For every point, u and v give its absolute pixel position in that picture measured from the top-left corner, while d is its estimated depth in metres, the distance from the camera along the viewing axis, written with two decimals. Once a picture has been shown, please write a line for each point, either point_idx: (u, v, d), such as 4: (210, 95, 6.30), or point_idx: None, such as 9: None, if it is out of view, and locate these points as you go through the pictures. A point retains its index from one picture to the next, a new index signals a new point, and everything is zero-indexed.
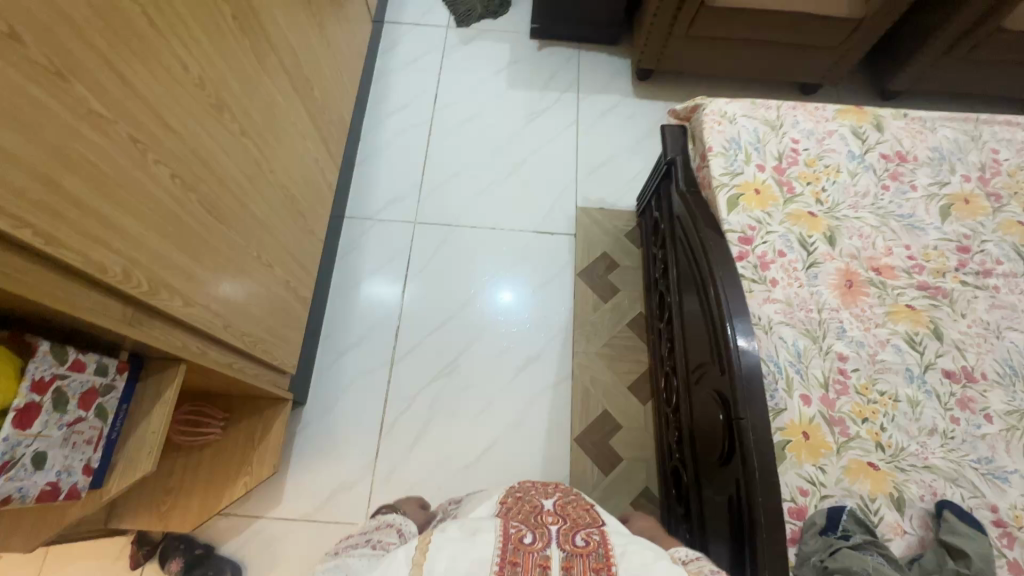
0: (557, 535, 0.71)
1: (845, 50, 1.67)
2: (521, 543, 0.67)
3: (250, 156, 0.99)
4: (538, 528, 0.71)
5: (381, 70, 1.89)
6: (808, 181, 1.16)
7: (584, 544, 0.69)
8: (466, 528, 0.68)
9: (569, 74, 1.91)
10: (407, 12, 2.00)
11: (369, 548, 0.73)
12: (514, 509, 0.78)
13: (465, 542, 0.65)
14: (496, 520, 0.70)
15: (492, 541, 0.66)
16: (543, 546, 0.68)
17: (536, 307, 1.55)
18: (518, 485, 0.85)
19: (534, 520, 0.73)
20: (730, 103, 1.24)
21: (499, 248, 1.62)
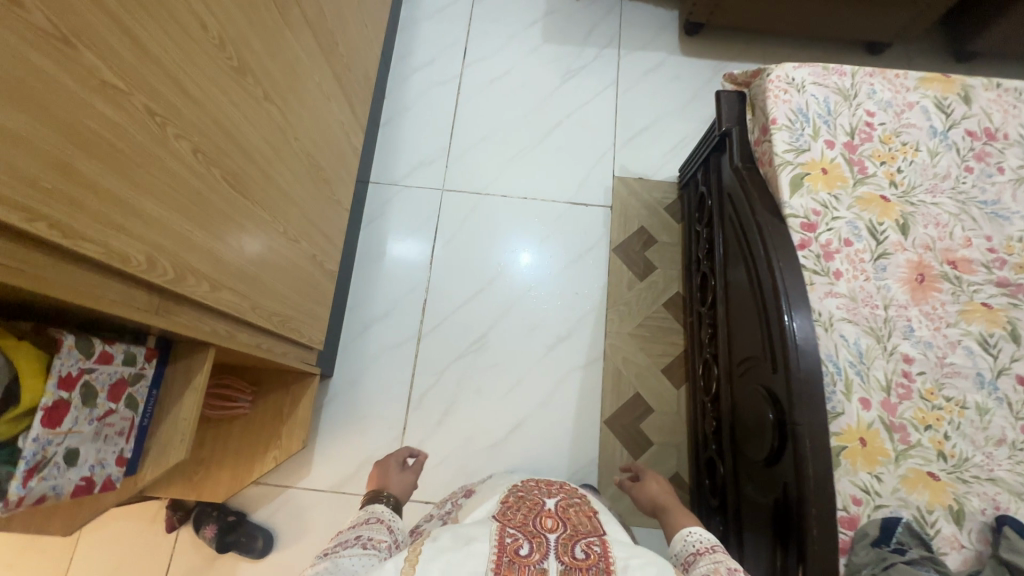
0: (554, 545, 0.67)
1: (924, 5, 1.49)
2: (516, 554, 0.64)
3: (274, 123, 0.91)
4: (535, 538, 0.68)
5: (407, 20, 1.75)
6: (882, 161, 1.04)
7: (584, 556, 0.65)
8: (459, 535, 0.65)
9: (610, 27, 1.76)
10: None
11: (360, 549, 0.68)
12: (515, 509, 0.77)
13: (460, 555, 0.62)
14: (491, 528, 0.68)
15: (484, 550, 0.63)
16: (539, 559, 0.65)
17: (556, 274, 1.49)
18: (522, 484, 0.85)
19: (531, 527, 0.70)
20: (799, 68, 1.11)
21: (525, 211, 1.54)
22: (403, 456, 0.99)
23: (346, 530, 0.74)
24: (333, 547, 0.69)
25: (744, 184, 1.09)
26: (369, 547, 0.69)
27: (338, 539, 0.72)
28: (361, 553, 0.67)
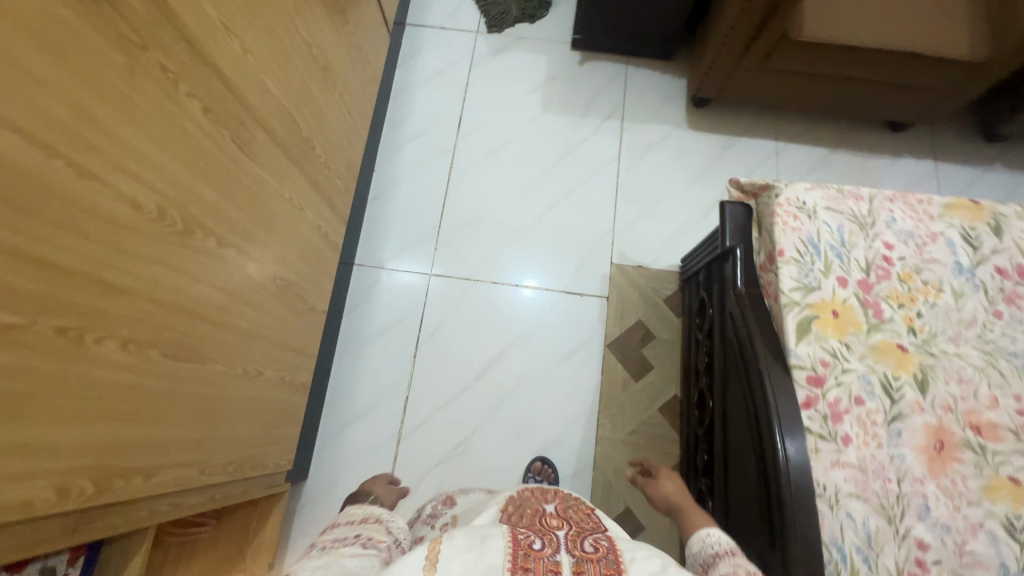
0: (564, 540, 0.66)
1: (953, 92, 1.38)
2: (530, 548, 0.61)
3: (231, 264, 0.84)
4: (545, 535, 0.65)
5: (401, 85, 1.68)
6: (900, 303, 0.95)
7: (593, 550, 0.63)
8: (473, 533, 0.61)
9: (613, 96, 1.67)
10: (432, 12, 1.76)
11: (359, 549, 0.67)
12: (517, 519, 0.72)
13: (475, 553, 0.58)
14: (503, 528, 0.64)
15: (500, 547, 0.60)
16: (551, 551, 0.62)
17: (559, 302, 1.46)
18: (519, 493, 0.79)
19: (539, 526, 0.70)
20: (811, 191, 1.01)
21: (530, 241, 1.52)
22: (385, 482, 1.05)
23: (336, 530, 0.73)
24: (331, 544, 0.69)
25: (746, 316, 1.00)
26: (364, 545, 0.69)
27: (333, 534, 0.71)
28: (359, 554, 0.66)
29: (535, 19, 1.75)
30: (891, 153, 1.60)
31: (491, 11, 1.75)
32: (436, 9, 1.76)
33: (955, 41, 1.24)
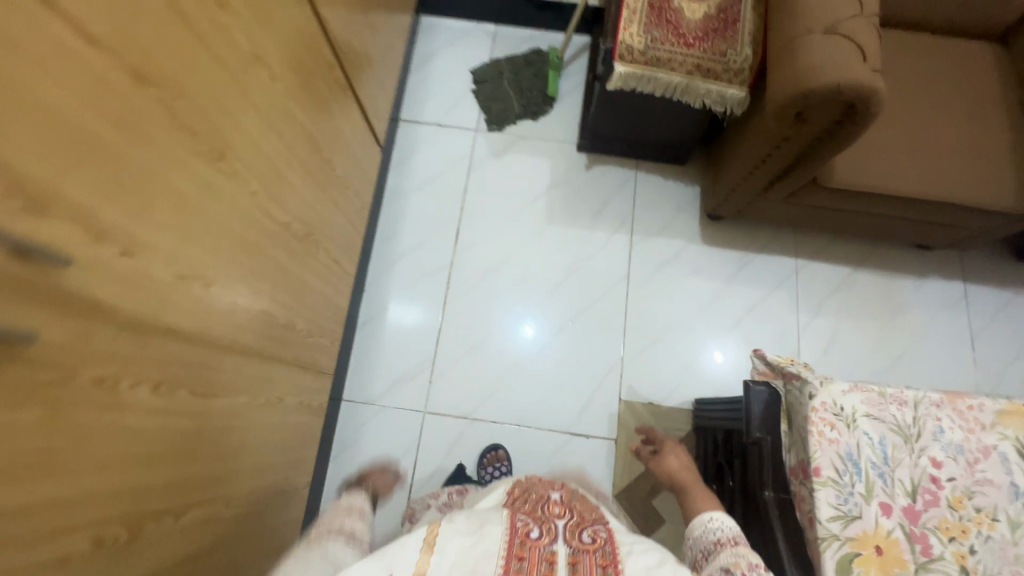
0: (563, 529, 0.73)
1: (991, 231, 1.28)
2: (527, 536, 0.68)
3: (192, 522, 0.73)
4: (545, 523, 0.72)
5: (395, 190, 1.57)
6: (951, 537, 0.85)
7: (589, 541, 0.71)
8: (468, 521, 0.68)
9: (621, 205, 1.56)
10: (429, 106, 1.65)
11: (343, 539, 0.75)
12: (519, 501, 0.79)
13: (470, 538, 0.65)
14: (503, 512, 0.72)
15: (496, 533, 0.67)
16: (549, 541, 0.69)
17: (558, 346, 1.44)
18: (527, 479, 0.86)
19: (539, 509, 0.77)
20: (849, 393, 0.91)
21: (529, 285, 1.49)
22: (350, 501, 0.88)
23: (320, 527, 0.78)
24: (321, 534, 0.75)
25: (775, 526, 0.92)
26: (351, 539, 0.76)
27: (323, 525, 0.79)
28: (344, 543, 0.74)
29: (539, 117, 1.63)
30: (917, 275, 1.50)
31: (492, 108, 1.63)
32: (432, 105, 1.65)
33: (999, 191, 1.14)
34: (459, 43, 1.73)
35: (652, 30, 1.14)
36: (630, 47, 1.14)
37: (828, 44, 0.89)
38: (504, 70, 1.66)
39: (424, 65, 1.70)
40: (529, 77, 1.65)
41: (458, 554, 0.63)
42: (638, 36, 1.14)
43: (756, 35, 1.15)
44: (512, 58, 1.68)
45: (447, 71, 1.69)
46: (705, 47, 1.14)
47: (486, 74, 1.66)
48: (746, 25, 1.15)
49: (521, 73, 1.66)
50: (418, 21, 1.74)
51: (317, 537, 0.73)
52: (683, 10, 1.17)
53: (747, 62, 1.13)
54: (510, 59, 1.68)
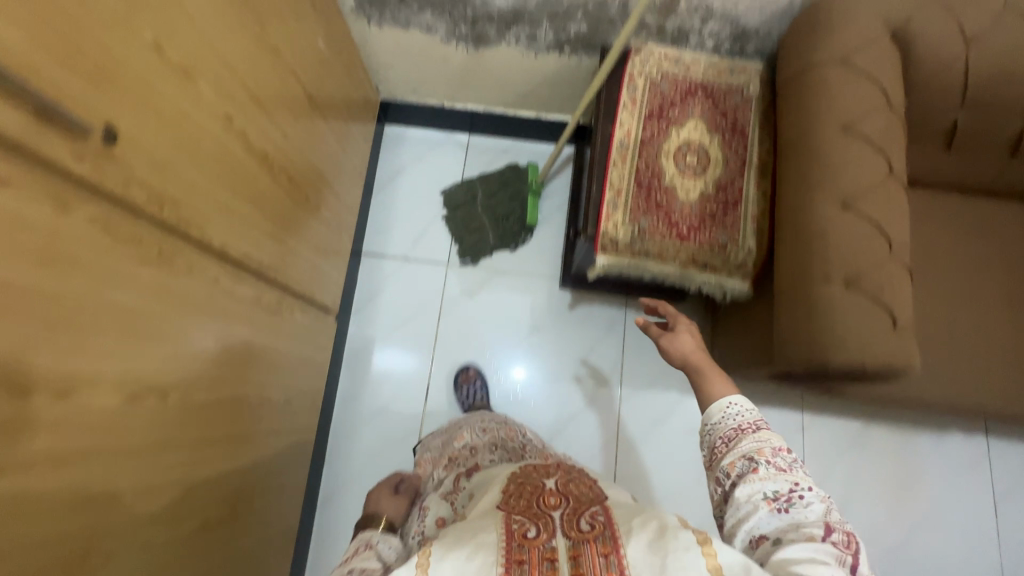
0: (560, 522, 0.57)
1: None
2: (524, 538, 0.54)
3: None
4: (540, 518, 0.57)
5: (358, 340, 1.41)
6: None
7: (589, 529, 0.55)
8: (463, 530, 0.56)
9: (610, 351, 1.41)
10: (395, 237, 1.48)
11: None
12: (514, 499, 0.61)
13: (467, 553, 0.51)
14: (495, 516, 0.58)
15: (494, 540, 0.53)
16: (547, 538, 0.55)
17: (550, 385, 1.39)
18: (522, 470, 0.68)
19: (529, 503, 0.60)
20: None
21: (518, 327, 1.42)
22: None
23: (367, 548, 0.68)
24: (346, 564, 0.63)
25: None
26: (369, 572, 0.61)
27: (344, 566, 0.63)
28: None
29: (516, 249, 1.47)
30: (932, 431, 1.37)
31: (464, 238, 1.46)
32: (398, 235, 1.48)
33: None
34: (428, 156, 1.54)
35: (640, 218, 0.99)
36: (614, 239, 0.98)
37: (853, 304, 0.74)
38: (477, 194, 1.49)
39: (388, 185, 1.52)
40: (504, 202, 1.48)
41: (458, 571, 0.49)
42: (623, 226, 0.98)
43: (761, 221, 0.98)
44: (485, 177, 1.51)
45: (415, 193, 1.51)
46: (701, 238, 0.98)
47: (456, 197, 1.49)
48: (749, 208, 0.99)
49: (496, 196, 1.49)
50: (381, 130, 1.53)
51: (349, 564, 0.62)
52: (676, 189, 1.00)
53: (750, 258, 0.97)
54: (483, 179, 1.50)
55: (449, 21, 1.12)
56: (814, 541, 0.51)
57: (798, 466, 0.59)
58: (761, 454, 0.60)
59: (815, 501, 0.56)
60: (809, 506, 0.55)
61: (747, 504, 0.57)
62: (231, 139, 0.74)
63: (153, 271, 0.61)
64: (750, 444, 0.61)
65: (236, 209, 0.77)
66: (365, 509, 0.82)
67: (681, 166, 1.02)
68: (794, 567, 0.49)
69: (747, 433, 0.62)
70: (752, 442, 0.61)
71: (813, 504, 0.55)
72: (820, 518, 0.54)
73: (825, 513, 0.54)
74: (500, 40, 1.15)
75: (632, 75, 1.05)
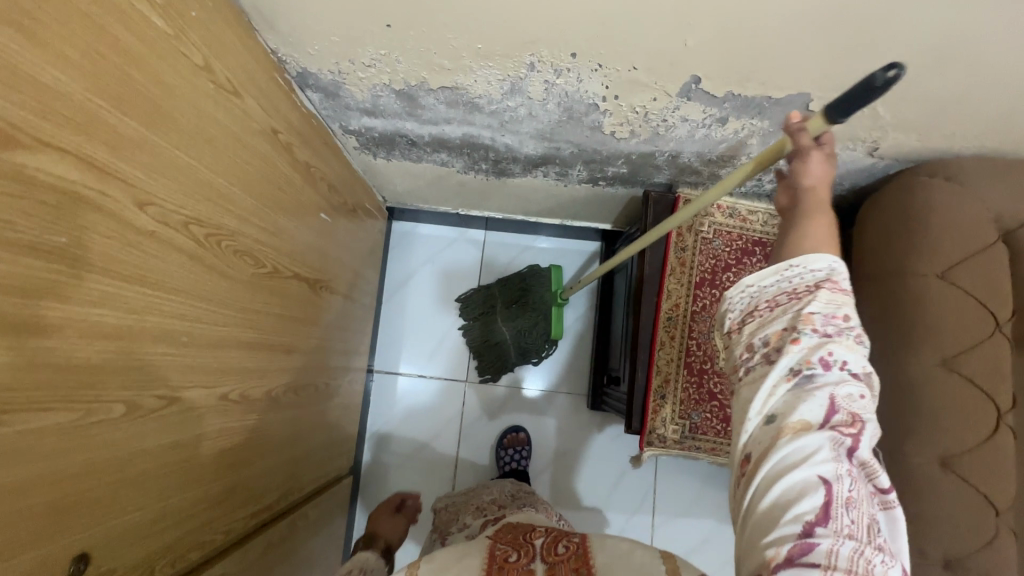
0: (541, 548, 0.60)
1: None
2: (505, 561, 0.58)
3: None
4: (523, 544, 0.61)
5: (372, 467, 1.33)
6: None
7: (563, 552, 0.59)
8: (450, 553, 0.59)
9: (641, 475, 1.33)
10: (408, 350, 1.38)
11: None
12: (503, 533, 0.66)
13: (451, 571, 0.56)
14: (483, 542, 0.62)
15: (478, 562, 0.58)
16: (526, 561, 0.58)
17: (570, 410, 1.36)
18: (521, 518, 0.76)
19: (516, 536, 0.64)
20: None
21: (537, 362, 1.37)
22: (398, 500, 1.18)
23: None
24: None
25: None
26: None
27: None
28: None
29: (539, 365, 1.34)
30: None
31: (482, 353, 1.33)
32: (412, 350, 1.38)
33: None
34: (441, 257, 1.42)
35: (691, 412, 0.88)
36: (662, 436, 0.87)
37: None
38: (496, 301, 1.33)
39: (399, 291, 1.40)
40: (529, 314, 1.30)
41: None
42: (673, 422, 0.88)
43: None
44: (506, 283, 1.34)
45: (428, 301, 1.40)
46: None
47: (472, 303, 1.35)
48: None
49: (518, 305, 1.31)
50: (389, 230, 1.41)
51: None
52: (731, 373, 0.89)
53: None
54: (502, 283, 1.34)
55: (466, 160, 0.98)
56: (815, 429, 0.40)
57: (848, 333, 0.43)
58: (809, 322, 0.43)
59: (842, 380, 0.42)
60: (829, 380, 0.42)
61: (763, 384, 0.43)
62: (227, 417, 0.63)
63: None
64: (800, 310, 0.44)
65: (236, 482, 0.67)
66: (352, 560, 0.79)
67: None
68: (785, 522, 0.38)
69: (806, 295, 0.45)
70: (802, 305, 0.44)
71: (841, 378, 0.42)
72: (837, 395, 0.42)
73: (840, 386, 0.42)
74: (525, 174, 1.01)
75: (681, 232, 0.91)
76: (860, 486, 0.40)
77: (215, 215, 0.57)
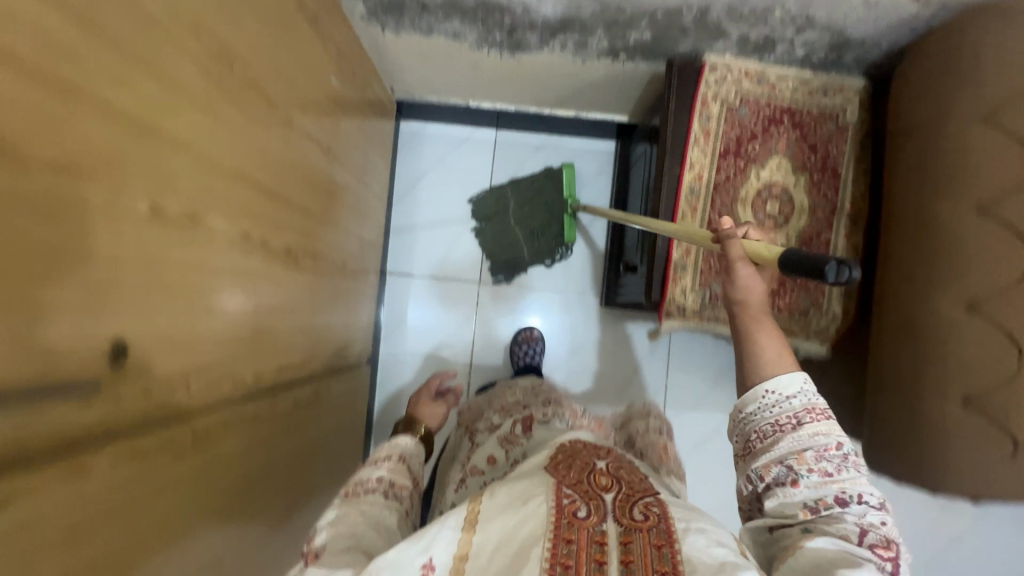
0: (612, 505, 0.54)
1: None
2: (574, 517, 0.51)
3: None
4: (591, 497, 0.55)
5: (388, 365, 1.36)
6: None
7: (643, 519, 0.52)
8: (513, 493, 0.55)
9: (653, 373, 1.35)
10: (420, 252, 1.37)
11: (382, 498, 0.63)
12: (564, 470, 0.59)
13: (514, 520, 0.51)
14: (547, 484, 0.56)
15: (544, 510, 0.52)
16: (597, 520, 0.52)
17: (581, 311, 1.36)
18: (572, 445, 0.65)
19: (580, 480, 0.57)
20: None
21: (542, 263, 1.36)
22: (439, 384, 1.11)
23: (363, 471, 0.67)
24: (355, 486, 0.64)
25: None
26: (390, 495, 0.64)
27: (358, 477, 0.67)
28: (385, 504, 0.62)
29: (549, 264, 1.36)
30: None
31: (493, 250, 1.33)
32: (424, 252, 1.37)
33: None
34: (451, 159, 1.38)
35: (712, 281, 0.87)
36: (681, 306, 0.87)
37: (971, 426, 0.66)
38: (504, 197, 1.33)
39: (409, 193, 1.38)
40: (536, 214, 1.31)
41: (505, 532, 0.50)
42: (692, 292, 0.87)
43: (851, 282, 0.87)
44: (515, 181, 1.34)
45: (439, 203, 1.38)
46: (781, 303, 0.87)
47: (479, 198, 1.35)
48: None
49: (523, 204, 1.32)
50: (398, 130, 1.37)
51: (358, 491, 0.62)
52: None
53: (835, 324, 0.87)
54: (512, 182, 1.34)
55: (480, 28, 0.92)
56: (846, 542, 0.48)
57: (847, 467, 0.53)
58: (802, 459, 0.53)
59: (866, 511, 0.51)
60: (848, 512, 0.51)
61: (788, 500, 0.53)
62: (249, 259, 0.62)
63: (189, 461, 0.53)
64: (793, 447, 0.54)
65: (262, 330, 0.67)
66: (387, 444, 0.73)
67: (761, 215, 0.88)
68: (823, 556, 0.47)
69: (789, 429, 0.55)
70: (792, 440, 0.54)
71: (861, 511, 0.51)
72: (858, 523, 0.51)
73: (863, 517, 0.51)
74: (541, 46, 0.96)
75: (705, 99, 0.88)
76: (886, 553, 0.49)
77: (223, 34, 0.53)
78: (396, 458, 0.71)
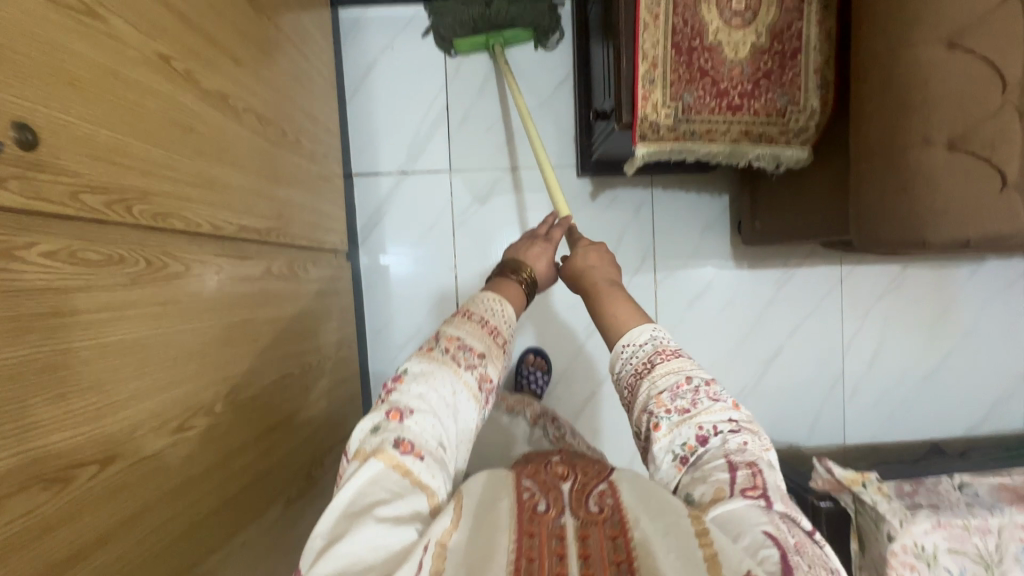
0: (570, 495, 0.46)
1: None
2: (533, 512, 0.43)
3: None
4: (547, 486, 0.47)
5: (373, 268, 1.32)
6: None
7: (598, 510, 0.44)
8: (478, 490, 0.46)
9: (641, 236, 1.33)
10: (385, 147, 1.31)
11: (475, 384, 0.56)
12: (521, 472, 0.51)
13: (480, 507, 0.43)
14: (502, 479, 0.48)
15: (503, 506, 0.44)
16: (557, 513, 0.44)
17: (559, 183, 1.32)
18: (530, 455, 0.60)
19: (538, 470, 0.49)
20: (930, 533, 0.87)
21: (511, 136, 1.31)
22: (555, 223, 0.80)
23: (469, 332, 0.59)
24: (459, 350, 0.57)
25: None
26: (479, 388, 0.56)
27: (458, 334, 0.58)
28: (471, 394, 0.55)
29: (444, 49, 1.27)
30: (970, 265, 1.35)
31: None
32: (389, 147, 1.31)
33: None
34: (400, 41, 1.29)
35: (682, 93, 0.82)
36: (655, 125, 0.84)
37: (955, 166, 0.64)
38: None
39: (363, 85, 1.29)
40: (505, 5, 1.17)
41: (473, 525, 0.41)
42: (665, 107, 0.83)
43: (826, 72, 0.82)
44: (549, 8, 1.21)
45: (396, 91, 1.30)
46: (756, 106, 0.83)
47: None
48: (810, 60, 0.82)
49: (529, 13, 1.19)
50: (337, 19, 1.28)
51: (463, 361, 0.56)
52: (722, 49, 0.82)
53: (814, 120, 0.84)
54: (545, 2, 1.20)
55: None
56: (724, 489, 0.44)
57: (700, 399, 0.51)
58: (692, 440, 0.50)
59: (725, 439, 0.49)
60: (712, 445, 0.49)
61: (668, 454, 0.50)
62: (178, 89, 0.57)
63: (151, 289, 0.50)
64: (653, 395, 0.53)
65: (211, 174, 0.62)
66: (477, 297, 0.64)
67: (727, 15, 0.81)
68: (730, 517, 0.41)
69: (647, 374, 0.54)
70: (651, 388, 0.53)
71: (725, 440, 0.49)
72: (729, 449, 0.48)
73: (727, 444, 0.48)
74: None
75: None
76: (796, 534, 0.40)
77: None
78: (499, 335, 0.61)
